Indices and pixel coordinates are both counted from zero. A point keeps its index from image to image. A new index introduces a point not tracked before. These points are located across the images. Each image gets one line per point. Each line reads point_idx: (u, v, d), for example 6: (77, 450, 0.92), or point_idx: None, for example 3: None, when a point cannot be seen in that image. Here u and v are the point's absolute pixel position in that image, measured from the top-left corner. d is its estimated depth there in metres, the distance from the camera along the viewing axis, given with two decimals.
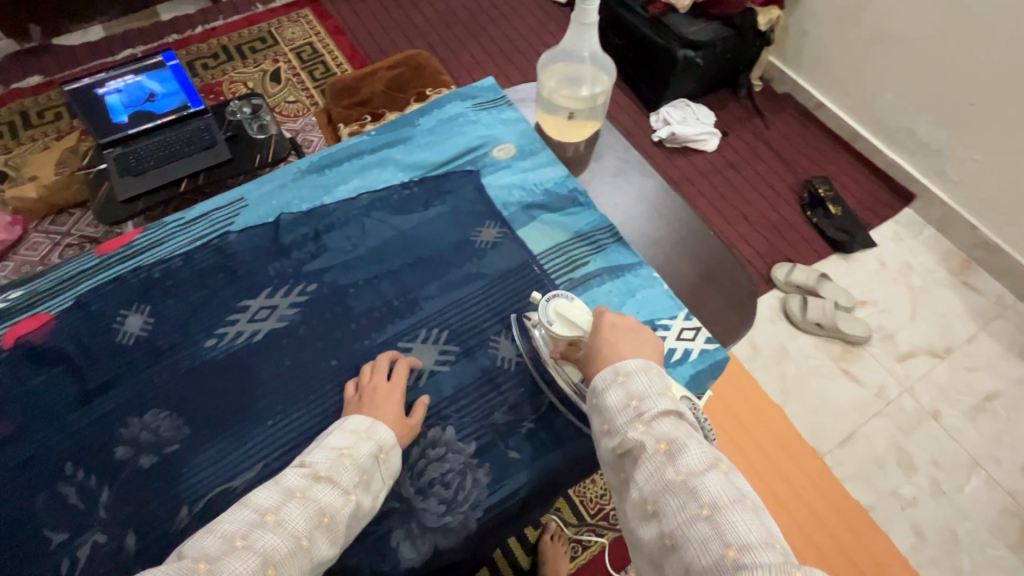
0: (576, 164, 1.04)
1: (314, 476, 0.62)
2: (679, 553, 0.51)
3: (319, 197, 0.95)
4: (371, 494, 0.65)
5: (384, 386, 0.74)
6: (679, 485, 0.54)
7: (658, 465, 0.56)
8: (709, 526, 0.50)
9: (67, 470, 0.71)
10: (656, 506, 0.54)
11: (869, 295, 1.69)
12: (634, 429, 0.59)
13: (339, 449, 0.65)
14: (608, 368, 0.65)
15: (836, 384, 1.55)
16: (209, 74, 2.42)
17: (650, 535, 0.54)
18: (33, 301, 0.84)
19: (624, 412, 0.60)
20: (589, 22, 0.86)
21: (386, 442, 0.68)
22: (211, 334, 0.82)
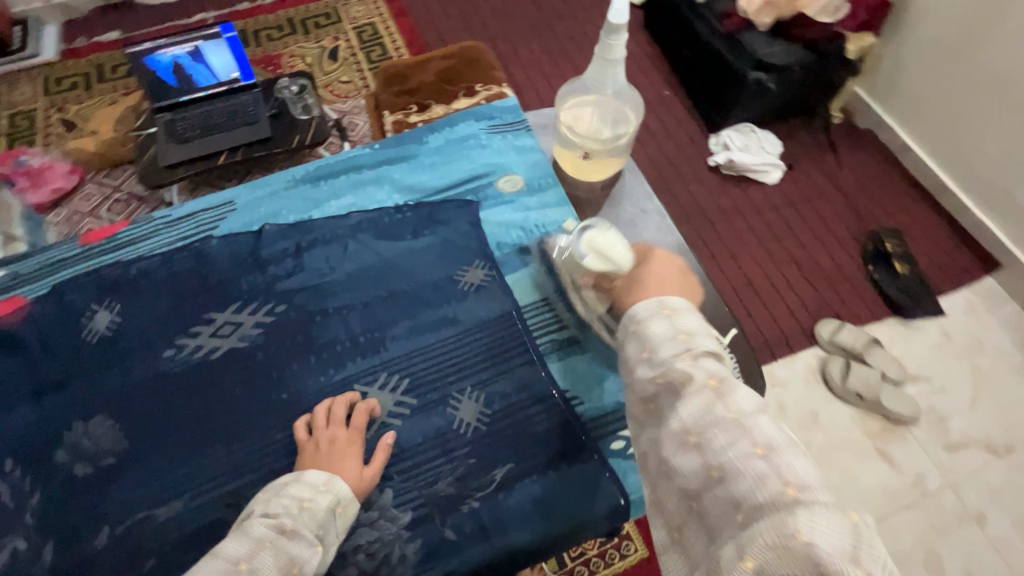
0: (587, 207, 0.95)
1: (279, 528, 0.56)
2: (726, 488, 0.43)
3: (307, 211, 0.91)
4: (330, 555, 0.59)
5: (343, 436, 0.69)
6: (731, 421, 0.46)
7: (707, 399, 0.47)
8: (767, 464, 0.42)
9: (8, 466, 0.71)
10: (698, 439, 0.46)
11: (927, 374, 1.35)
12: (681, 360, 0.51)
13: (299, 498, 0.60)
14: (654, 298, 0.57)
15: (865, 472, 1.25)
16: (270, 45, 2.52)
17: (689, 467, 0.46)
18: (16, 283, 0.85)
19: (671, 341, 0.52)
20: (614, 58, 0.76)
21: (344, 496, 0.63)
22: (171, 343, 0.80)
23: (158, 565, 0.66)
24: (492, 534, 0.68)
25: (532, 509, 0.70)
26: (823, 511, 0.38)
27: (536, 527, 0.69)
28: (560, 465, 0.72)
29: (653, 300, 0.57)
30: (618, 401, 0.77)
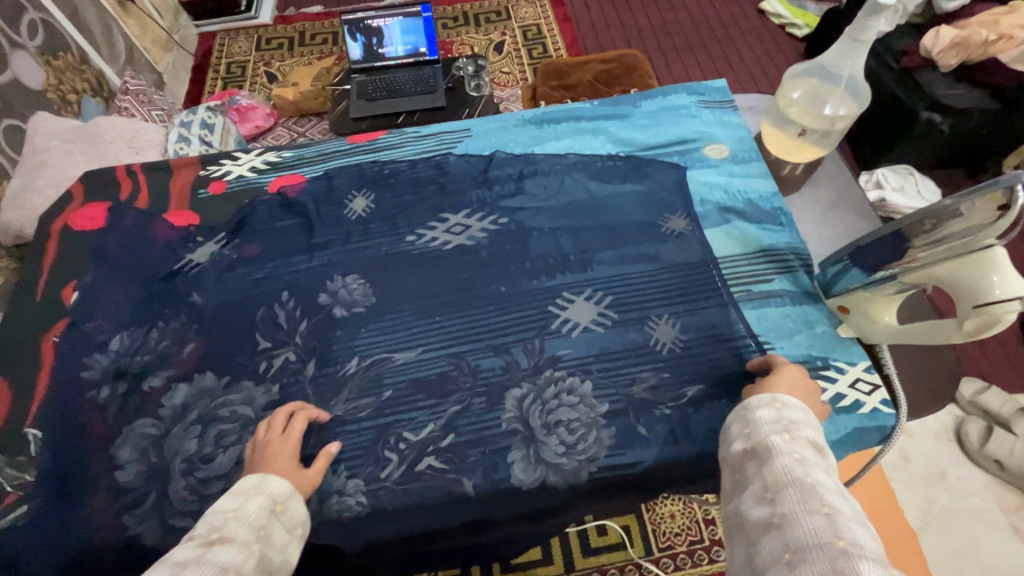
0: (786, 184, 1.00)
1: (206, 543, 0.56)
2: (782, 531, 0.51)
3: (531, 146, 1.04)
4: (277, 547, 0.61)
5: (283, 443, 0.71)
6: (805, 483, 0.54)
7: (792, 466, 0.56)
8: (825, 519, 0.50)
9: (284, 297, 0.88)
10: (774, 492, 0.55)
11: None
12: (778, 437, 0.61)
13: (225, 510, 0.60)
14: (768, 394, 0.68)
15: (999, 540, 1.37)
16: (446, 32, 2.92)
17: (758, 514, 0.54)
18: (296, 163, 1.04)
19: (773, 424, 0.63)
20: (862, 40, 0.83)
21: (280, 493, 0.65)
22: (411, 232, 0.95)
23: (392, 396, 0.79)
24: (677, 439, 0.75)
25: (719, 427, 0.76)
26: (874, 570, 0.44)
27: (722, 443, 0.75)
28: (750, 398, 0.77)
29: (766, 394, 0.68)
30: (811, 355, 0.80)
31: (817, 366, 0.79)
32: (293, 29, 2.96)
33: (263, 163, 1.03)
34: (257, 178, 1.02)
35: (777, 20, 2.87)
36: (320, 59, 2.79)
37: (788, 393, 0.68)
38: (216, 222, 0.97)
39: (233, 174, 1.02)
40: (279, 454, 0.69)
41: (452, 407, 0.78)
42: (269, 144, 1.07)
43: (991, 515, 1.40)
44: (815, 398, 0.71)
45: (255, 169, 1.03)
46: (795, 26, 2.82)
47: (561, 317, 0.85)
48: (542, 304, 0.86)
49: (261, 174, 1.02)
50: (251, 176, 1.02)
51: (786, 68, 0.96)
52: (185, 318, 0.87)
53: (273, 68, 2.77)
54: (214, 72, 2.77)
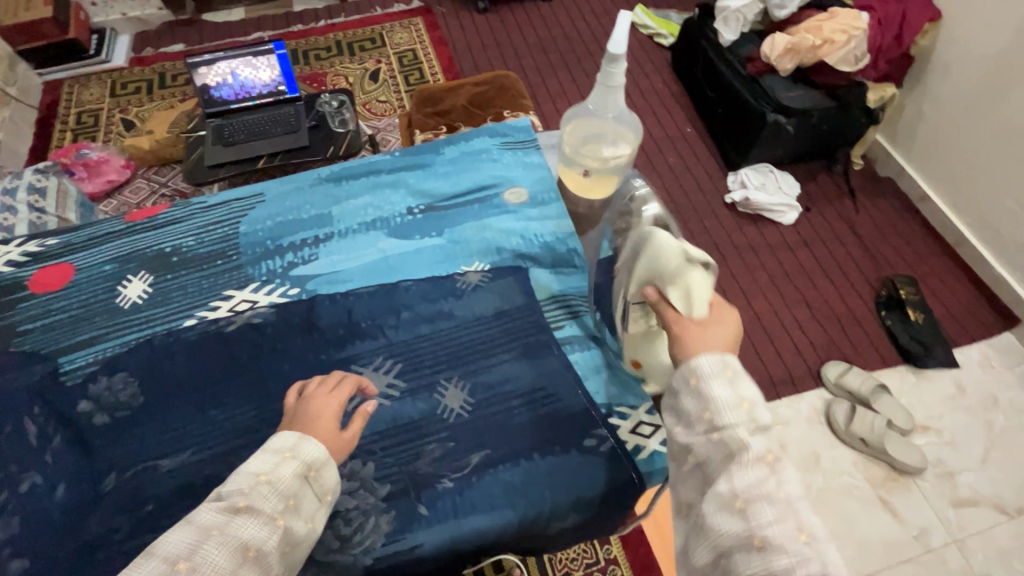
0: (584, 222, 1.01)
1: (232, 509, 0.58)
2: (765, 557, 0.48)
3: (328, 206, 0.99)
4: (303, 515, 0.62)
5: (320, 400, 0.71)
6: (781, 499, 0.51)
7: (762, 474, 0.53)
8: (809, 550, 0.48)
9: (34, 411, 0.78)
10: (745, 506, 0.51)
11: (934, 424, 1.85)
12: (744, 427, 0.55)
13: (257, 474, 0.61)
14: (718, 355, 0.59)
15: (875, 515, 1.71)
16: (318, 63, 2.85)
17: (732, 532, 0.51)
18: (63, 252, 0.94)
19: (734, 409, 0.56)
20: (615, 84, 0.83)
21: (315, 459, 0.64)
22: (191, 316, 0.88)
23: (155, 509, 0.72)
24: (462, 513, 0.72)
25: (501, 495, 0.73)
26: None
27: (507, 512, 0.72)
28: (533, 456, 0.76)
29: (717, 356, 0.59)
30: (596, 402, 0.80)
31: (602, 415, 0.79)
32: (150, 70, 2.79)
33: (21, 255, 0.93)
34: (15, 274, 0.92)
35: (646, 31, 2.90)
36: (181, 101, 2.65)
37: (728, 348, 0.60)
38: None
39: None
40: (321, 418, 0.68)
41: None
42: (33, 231, 0.96)
43: (863, 492, 1.74)
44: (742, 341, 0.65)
45: (12, 263, 0.92)
46: (661, 36, 2.87)
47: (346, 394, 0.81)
48: None
49: (19, 268, 0.92)
50: (8, 272, 0.91)
51: (567, 110, 0.97)
52: None
53: (129, 115, 2.60)
54: (62, 123, 2.56)
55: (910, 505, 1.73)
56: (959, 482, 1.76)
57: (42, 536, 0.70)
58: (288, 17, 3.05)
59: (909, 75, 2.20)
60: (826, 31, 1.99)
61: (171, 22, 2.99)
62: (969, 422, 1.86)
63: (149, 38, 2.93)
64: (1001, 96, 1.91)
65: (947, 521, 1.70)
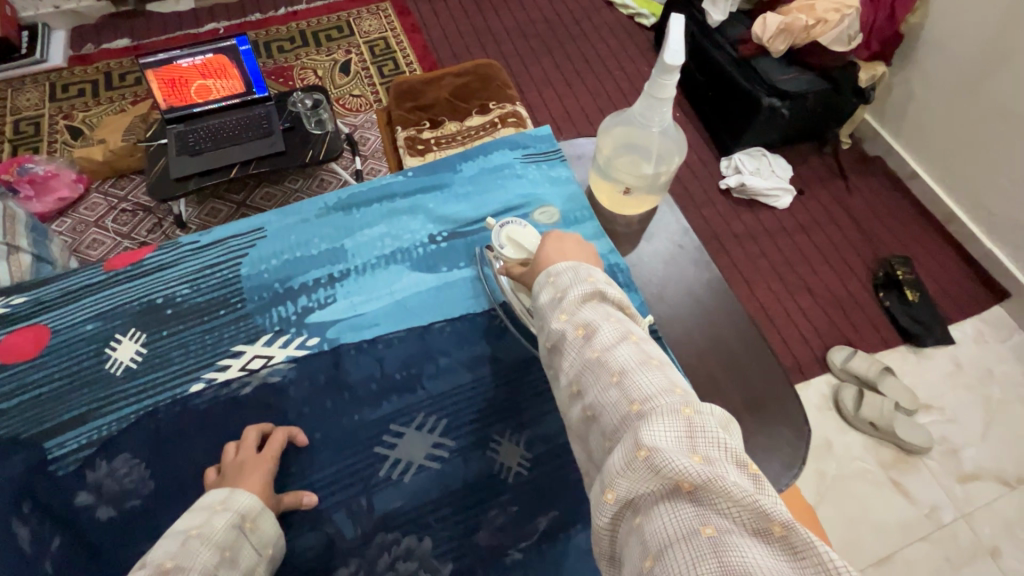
0: (623, 241, 0.93)
1: (159, 570, 0.54)
2: (598, 423, 0.50)
3: (340, 239, 0.89)
4: (241, 568, 0.58)
5: (251, 459, 0.68)
6: (591, 360, 0.52)
7: (582, 349, 0.54)
8: (618, 391, 0.49)
9: (22, 510, 0.66)
10: (579, 385, 0.53)
11: (937, 401, 1.76)
12: (558, 321, 0.57)
13: (186, 530, 0.59)
14: (543, 273, 0.63)
15: (883, 495, 1.60)
16: (282, 56, 2.64)
17: (575, 413, 0.53)
18: (35, 311, 0.81)
19: (551, 308, 0.59)
20: (665, 97, 0.75)
21: (250, 509, 0.62)
22: (199, 378, 0.77)
23: None
24: None
25: (579, 565, 0.67)
26: (658, 421, 0.44)
27: None
28: None
29: (542, 271, 0.64)
30: None
31: None
32: (94, 69, 2.54)
33: None
34: None
35: (625, 11, 2.88)
36: (133, 103, 2.42)
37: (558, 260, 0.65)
38: None
39: None
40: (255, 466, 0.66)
41: None
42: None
43: (877, 476, 1.63)
44: (582, 251, 0.68)
45: None
46: (642, 16, 2.84)
47: (388, 460, 0.72)
48: (366, 444, 0.73)
49: None
50: None
51: (605, 117, 0.90)
52: None
53: (74, 121, 2.36)
54: None
55: (920, 484, 1.62)
56: (963, 457, 1.67)
57: None
58: (245, 5, 2.82)
59: (898, 53, 2.08)
60: (819, 10, 1.91)
61: (113, 13, 2.72)
62: (969, 400, 1.76)
63: (88, 33, 2.65)
64: (987, 74, 1.81)
65: (954, 496, 1.61)
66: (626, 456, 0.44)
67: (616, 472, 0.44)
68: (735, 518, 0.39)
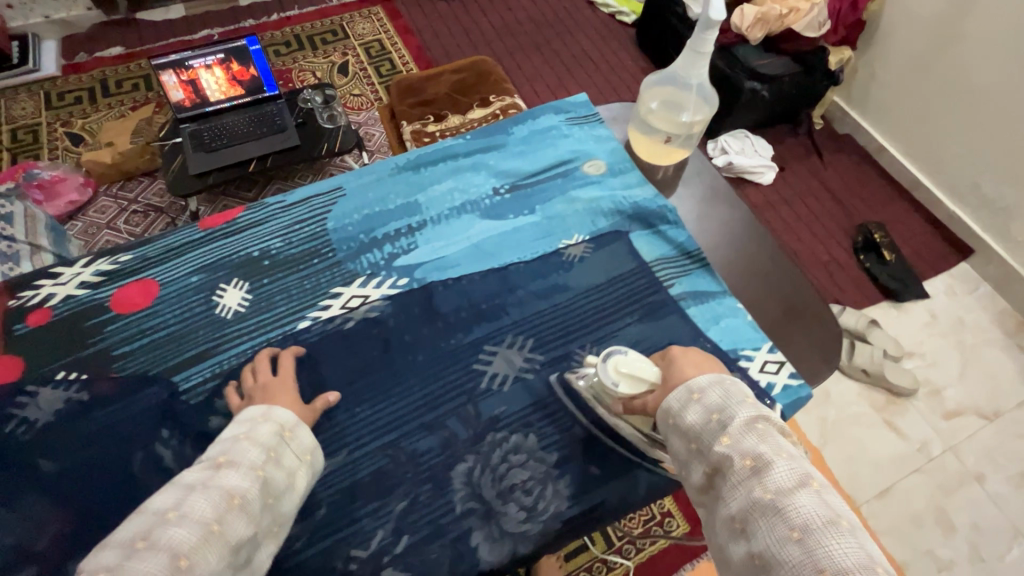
0: (663, 188, 1.05)
1: (214, 464, 0.60)
2: (769, 575, 0.48)
3: (413, 194, 0.98)
4: (286, 469, 0.64)
5: (275, 380, 0.75)
6: (762, 501, 0.51)
7: (749, 483, 0.52)
8: (799, 548, 0.47)
9: (163, 435, 0.73)
10: (744, 524, 0.51)
11: (919, 348, 1.84)
12: (718, 444, 0.57)
13: (235, 435, 0.64)
14: (683, 386, 0.64)
15: (878, 434, 1.66)
16: (280, 60, 2.70)
17: (739, 553, 0.51)
18: (141, 267, 0.87)
19: (706, 428, 0.59)
20: (705, 51, 0.88)
21: (287, 422, 0.68)
22: (304, 317, 0.85)
23: (330, 512, 0.70)
24: (626, 472, 0.75)
25: None
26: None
27: None
28: None
29: (683, 385, 0.64)
30: (723, 348, 0.84)
31: (732, 359, 0.83)
32: (89, 77, 2.54)
33: (94, 275, 0.85)
34: (91, 296, 0.84)
35: (606, 10, 3.05)
36: (134, 108, 2.43)
37: (699, 373, 0.65)
38: (49, 361, 0.78)
39: (59, 295, 0.83)
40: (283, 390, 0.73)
41: (400, 505, 0.71)
42: (99, 249, 0.88)
43: (870, 418, 1.70)
44: (711, 364, 0.68)
45: (86, 284, 0.84)
46: (623, 13, 3.02)
47: (488, 373, 0.81)
48: (466, 362, 0.82)
49: (94, 289, 0.84)
50: (84, 295, 0.84)
51: (644, 77, 1.02)
52: (24, 491, 0.69)
53: (74, 127, 2.36)
54: None
55: (909, 423, 1.69)
56: (945, 397, 1.74)
57: None
58: (236, 11, 2.86)
59: (862, 37, 2.21)
60: (790, 1, 2.03)
61: (103, 22, 2.72)
62: (946, 346, 1.85)
63: (79, 41, 2.65)
64: (944, 53, 1.93)
65: (940, 431, 1.68)
66: None
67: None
68: None
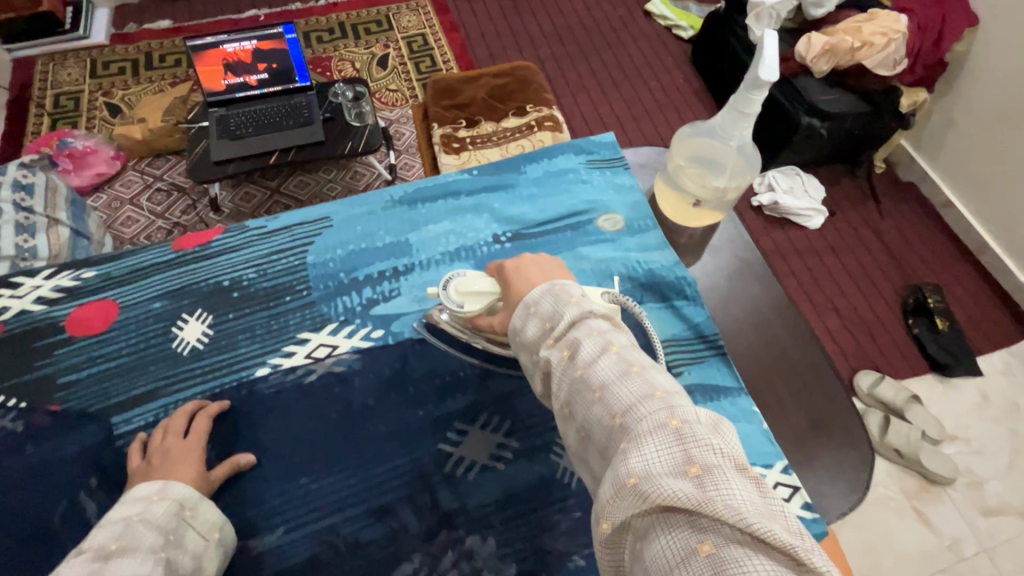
0: (685, 253, 0.93)
1: (103, 556, 0.53)
2: (593, 441, 0.48)
3: (404, 232, 0.89)
4: (190, 551, 0.58)
5: (178, 444, 0.67)
6: (575, 378, 0.50)
7: (568, 369, 0.51)
8: (602, 404, 0.47)
9: (90, 485, 0.67)
10: (569, 406, 0.50)
11: (963, 432, 1.63)
12: (553, 353, 0.54)
13: (126, 517, 0.58)
14: (520, 304, 0.60)
15: (905, 524, 1.48)
16: (321, 47, 2.65)
17: (570, 434, 0.51)
18: (103, 285, 0.81)
19: (540, 337, 0.56)
20: (749, 111, 0.77)
21: (188, 497, 0.62)
22: (264, 363, 0.78)
23: None
24: None
25: None
26: (643, 438, 0.42)
27: None
28: None
29: (524, 300, 0.60)
30: None
31: None
32: (135, 49, 2.55)
33: (54, 290, 0.80)
34: (47, 313, 0.79)
35: (663, 22, 2.88)
36: (172, 85, 2.43)
37: (531, 286, 0.62)
38: None
39: (13, 310, 0.78)
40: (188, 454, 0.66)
41: None
42: (64, 261, 0.83)
43: (898, 503, 1.51)
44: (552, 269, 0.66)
45: (43, 300, 0.79)
46: (680, 28, 2.85)
47: (453, 457, 0.72)
48: (431, 439, 0.73)
49: (51, 306, 0.79)
50: (39, 312, 0.79)
51: (680, 127, 0.90)
52: None
53: (113, 98, 2.37)
54: (38, 106, 2.33)
55: (943, 515, 1.50)
56: (987, 491, 1.54)
57: None
58: None
59: (940, 80, 1.98)
60: (865, 32, 1.80)
61: None
62: (997, 434, 1.63)
63: (130, 13, 2.67)
64: None
65: (977, 530, 1.49)
66: (617, 484, 0.41)
67: (609, 501, 0.41)
68: (728, 529, 0.37)
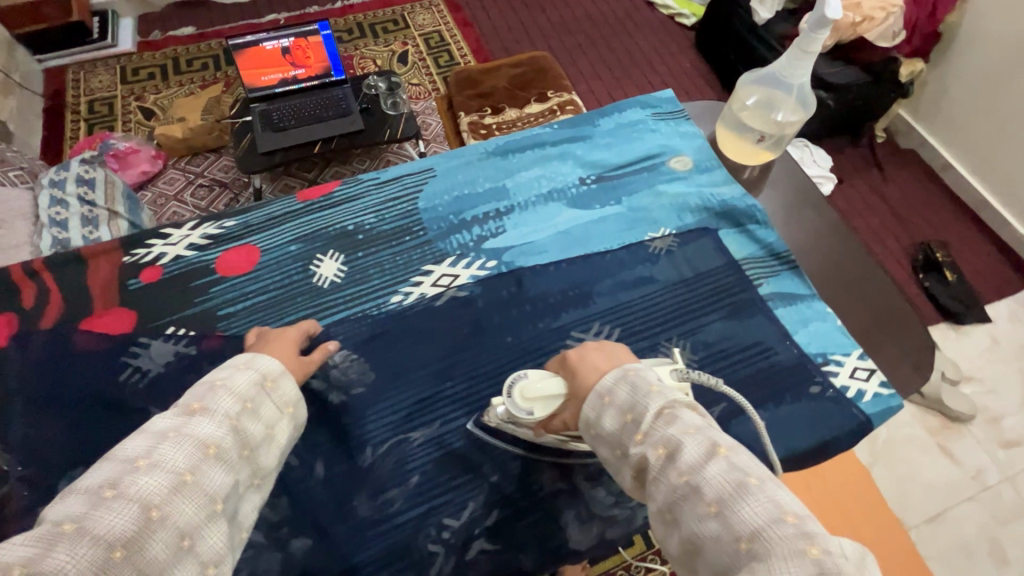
0: (748, 188, 1.04)
1: (187, 412, 0.55)
2: (704, 556, 0.47)
3: (501, 179, 1.00)
4: (263, 421, 0.60)
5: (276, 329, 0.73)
6: (680, 485, 0.49)
7: (668, 473, 0.51)
8: (717, 522, 0.46)
9: None
10: (672, 512, 0.49)
11: (978, 372, 1.67)
12: (649, 454, 0.53)
13: (211, 382, 0.60)
14: (592, 393, 0.60)
15: (930, 460, 1.49)
16: (342, 47, 2.75)
17: (674, 543, 0.50)
18: (244, 233, 0.91)
19: (625, 436, 0.55)
20: (811, 51, 0.88)
21: (271, 371, 0.64)
22: (397, 291, 0.87)
23: (423, 481, 0.72)
24: None
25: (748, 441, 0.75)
26: (773, 560, 0.41)
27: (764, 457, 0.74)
28: (768, 407, 0.78)
29: (598, 385, 0.60)
30: (812, 351, 0.84)
31: (819, 363, 0.83)
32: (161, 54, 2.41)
33: (202, 238, 0.89)
34: (197, 258, 0.88)
35: (666, 11, 3.02)
36: (202, 87, 2.31)
37: (600, 372, 0.61)
38: (160, 317, 0.83)
39: (169, 255, 0.88)
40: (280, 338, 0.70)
41: (491, 479, 0.73)
42: (204, 214, 0.92)
43: (924, 441, 1.52)
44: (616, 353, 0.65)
45: (194, 246, 0.89)
46: (683, 16, 2.99)
47: None
48: (552, 345, 0.83)
49: (201, 251, 0.88)
50: (192, 256, 0.88)
51: (741, 75, 1.02)
52: None
53: (145, 102, 2.25)
54: (73, 112, 2.19)
55: (965, 449, 1.52)
56: (1005, 425, 1.57)
57: (321, 515, 0.70)
58: None
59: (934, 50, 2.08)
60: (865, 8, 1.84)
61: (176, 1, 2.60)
62: (1009, 373, 1.68)
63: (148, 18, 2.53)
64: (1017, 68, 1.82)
65: (999, 460, 1.50)
66: None
67: None
68: None
